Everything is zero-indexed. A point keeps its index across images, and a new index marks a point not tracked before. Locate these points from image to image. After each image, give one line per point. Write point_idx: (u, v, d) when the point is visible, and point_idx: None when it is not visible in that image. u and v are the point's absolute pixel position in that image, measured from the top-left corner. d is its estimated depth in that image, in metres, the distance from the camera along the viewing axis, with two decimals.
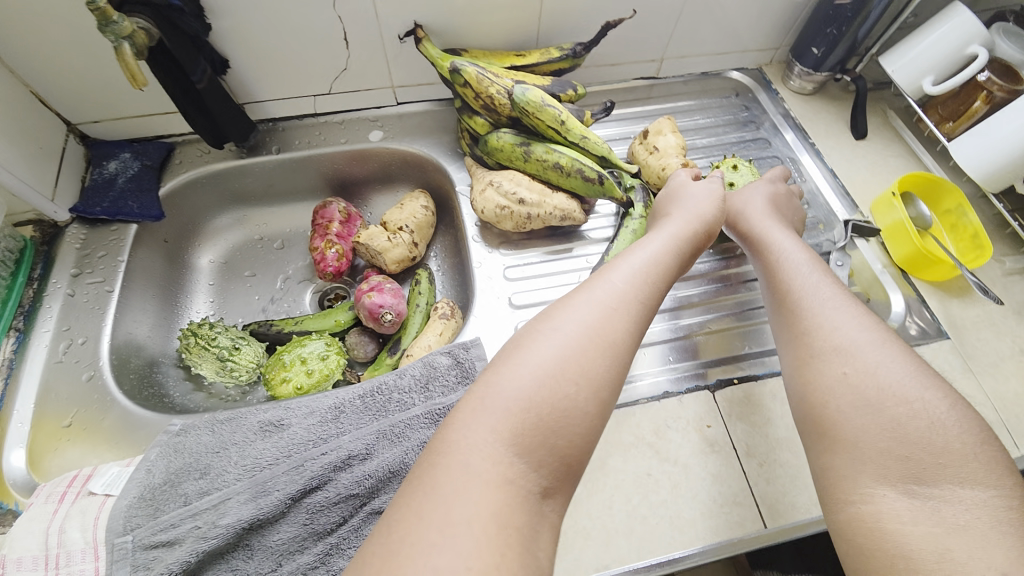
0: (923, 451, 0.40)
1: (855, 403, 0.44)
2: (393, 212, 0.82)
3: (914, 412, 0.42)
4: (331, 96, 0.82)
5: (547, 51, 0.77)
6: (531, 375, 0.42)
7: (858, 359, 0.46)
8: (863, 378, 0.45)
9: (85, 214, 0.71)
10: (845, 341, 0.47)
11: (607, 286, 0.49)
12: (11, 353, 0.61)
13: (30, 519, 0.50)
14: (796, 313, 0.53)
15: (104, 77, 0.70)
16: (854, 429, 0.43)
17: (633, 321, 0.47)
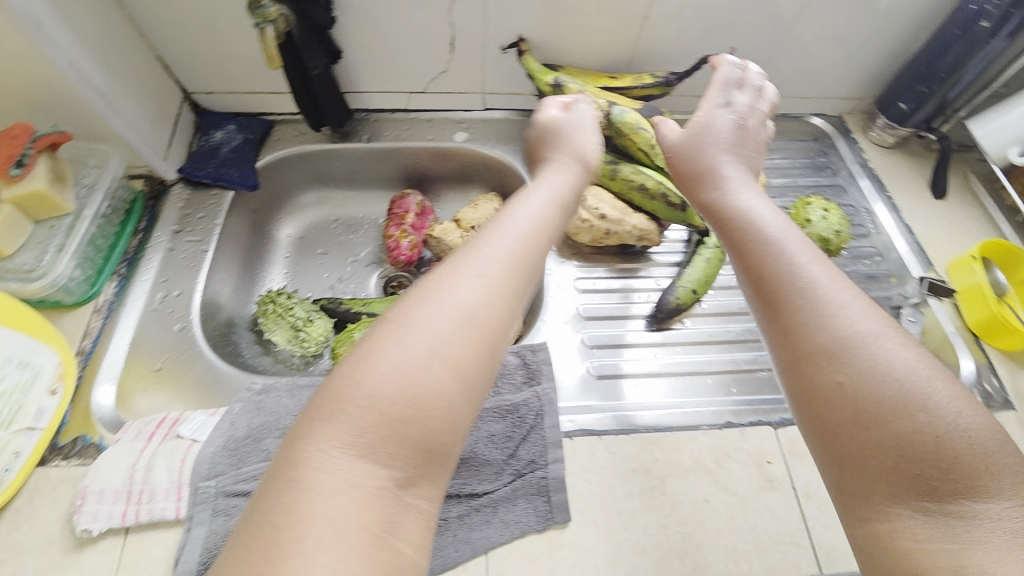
0: (937, 467, 0.33)
1: (850, 420, 0.36)
2: (467, 210, 0.85)
3: (926, 421, 0.34)
4: (425, 95, 0.85)
5: (641, 77, 0.78)
6: (387, 358, 0.34)
7: (855, 364, 0.37)
8: (862, 390, 0.36)
9: (190, 176, 0.76)
10: (831, 338, 0.38)
11: (472, 254, 0.41)
12: (112, 296, 0.65)
13: (117, 453, 0.53)
14: (771, 296, 0.42)
15: (225, 53, 0.74)
16: (860, 449, 0.35)
17: (502, 284, 0.40)
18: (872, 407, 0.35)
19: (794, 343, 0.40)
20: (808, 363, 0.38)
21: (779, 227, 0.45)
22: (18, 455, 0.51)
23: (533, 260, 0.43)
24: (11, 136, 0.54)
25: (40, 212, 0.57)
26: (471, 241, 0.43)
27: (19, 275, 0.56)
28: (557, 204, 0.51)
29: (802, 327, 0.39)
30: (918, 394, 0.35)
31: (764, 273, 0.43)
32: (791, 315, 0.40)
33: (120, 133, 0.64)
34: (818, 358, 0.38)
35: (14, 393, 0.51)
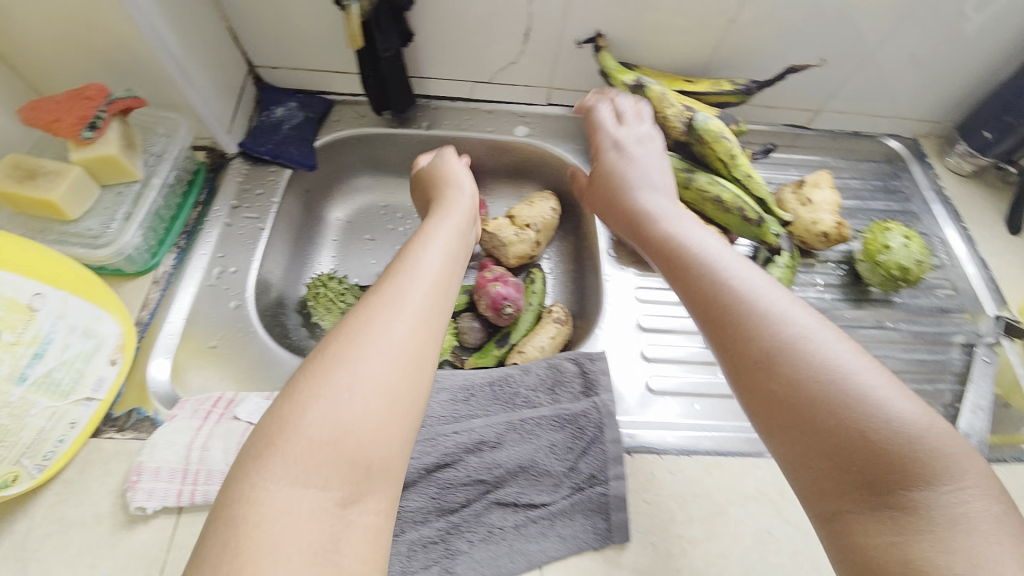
0: (876, 459, 0.33)
1: (795, 423, 0.37)
2: (522, 207, 0.82)
3: (861, 415, 0.34)
4: (490, 85, 0.82)
5: (719, 82, 0.74)
6: (322, 398, 0.36)
7: (786, 367, 0.38)
8: (798, 392, 0.37)
9: (250, 151, 0.74)
10: (769, 345, 0.40)
11: (395, 290, 0.44)
12: (170, 268, 0.64)
13: (173, 430, 0.52)
14: (716, 320, 0.44)
15: (295, 28, 0.72)
16: (807, 450, 0.36)
17: (427, 320, 0.43)
18: (814, 406, 0.36)
19: (736, 353, 0.42)
20: (749, 371, 0.40)
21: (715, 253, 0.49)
22: (74, 426, 0.48)
23: (447, 295, 0.47)
24: (85, 96, 0.52)
25: (106, 178, 0.55)
26: (396, 274, 0.46)
27: (85, 240, 0.54)
28: (453, 244, 0.55)
29: (739, 339, 0.42)
30: (854, 389, 0.36)
31: (701, 290, 0.46)
32: (730, 326, 0.43)
33: (189, 103, 0.63)
34: (761, 365, 0.40)
35: (77, 362, 0.47)
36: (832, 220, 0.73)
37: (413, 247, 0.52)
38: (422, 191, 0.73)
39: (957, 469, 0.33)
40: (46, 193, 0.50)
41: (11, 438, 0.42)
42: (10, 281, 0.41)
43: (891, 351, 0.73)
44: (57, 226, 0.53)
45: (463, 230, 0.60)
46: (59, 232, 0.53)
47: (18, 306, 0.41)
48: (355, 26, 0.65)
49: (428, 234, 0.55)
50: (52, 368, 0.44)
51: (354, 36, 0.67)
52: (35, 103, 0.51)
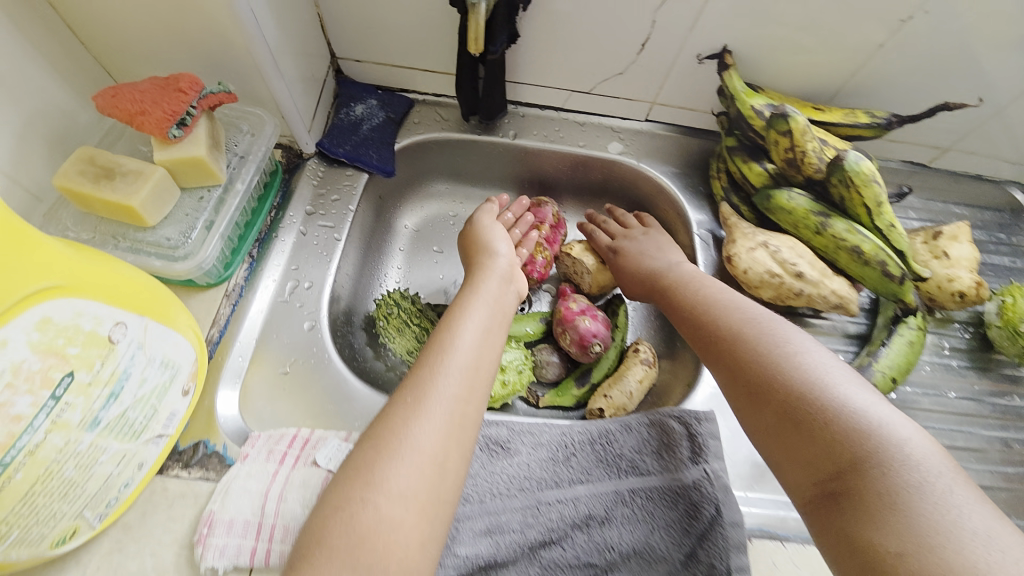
0: (829, 446, 0.38)
1: (769, 422, 0.42)
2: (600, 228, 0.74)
3: (815, 406, 0.40)
4: (587, 96, 0.75)
5: (854, 113, 0.66)
6: (354, 520, 0.36)
7: (756, 369, 0.44)
8: (760, 388, 0.43)
9: (328, 151, 0.68)
10: (744, 353, 0.46)
11: (430, 391, 0.43)
12: (242, 280, 0.58)
13: (247, 474, 0.46)
14: (731, 356, 0.47)
15: (390, 20, 0.65)
16: (779, 443, 0.41)
17: (458, 428, 0.42)
18: (776, 399, 0.42)
19: (716, 363, 0.48)
20: (726, 376, 0.47)
21: (733, 301, 0.52)
22: (141, 467, 0.42)
23: (483, 386, 0.46)
24: (176, 88, 0.45)
25: (187, 179, 0.49)
26: (431, 362, 0.45)
27: (161, 249, 0.48)
28: (493, 317, 0.53)
29: (723, 353, 0.48)
30: (818, 383, 0.41)
31: (695, 314, 0.54)
32: (738, 356, 0.46)
33: (277, 98, 0.56)
34: (737, 370, 0.46)
35: (152, 398, 0.41)
36: (970, 279, 0.65)
37: (451, 318, 0.51)
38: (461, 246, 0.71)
39: (907, 452, 0.36)
40: (126, 197, 0.44)
41: (76, 491, 0.36)
42: (92, 310, 0.35)
43: (1018, 432, 0.65)
44: (131, 232, 0.47)
45: (501, 293, 0.57)
46: (133, 239, 0.47)
47: (98, 340, 0.35)
48: (480, 23, 0.56)
49: (467, 301, 0.54)
50: (127, 407, 0.38)
51: (477, 37, 0.57)
52: (116, 90, 0.45)
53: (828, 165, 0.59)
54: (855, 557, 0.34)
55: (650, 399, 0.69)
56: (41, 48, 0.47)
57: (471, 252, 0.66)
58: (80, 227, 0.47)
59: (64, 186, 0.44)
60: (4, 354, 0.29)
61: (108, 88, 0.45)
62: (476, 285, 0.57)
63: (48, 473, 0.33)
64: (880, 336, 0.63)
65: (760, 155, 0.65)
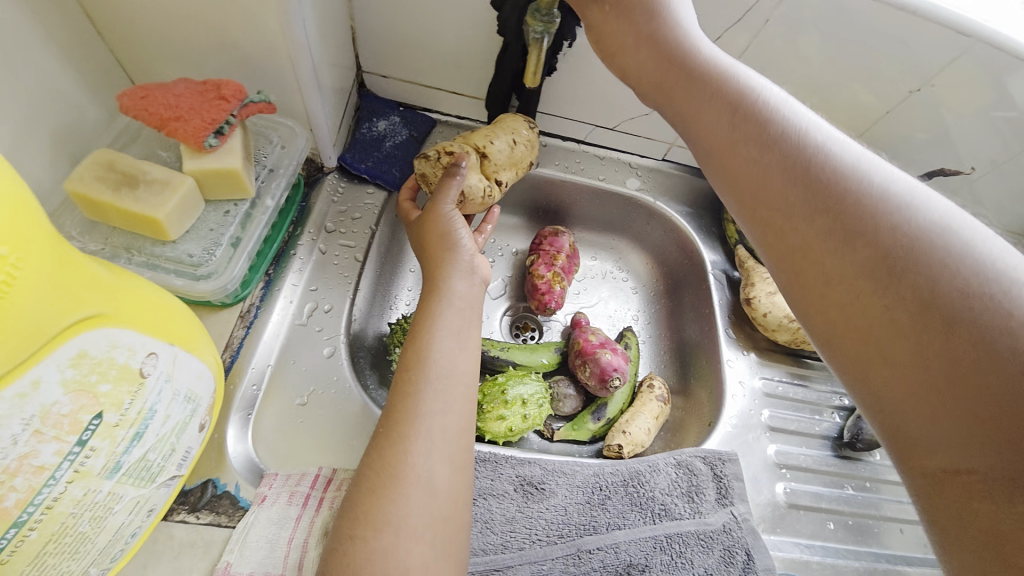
0: (978, 368, 0.27)
1: (908, 345, 0.30)
2: (494, 138, 0.60)
3: (995, 341, 0.27)
4: (611, 131, 0.73)
5: None
6: (372, 550, 0.37)
7: (895, 269, 0.31)
8: (904, 300, 0.30)
9: (349, 167, 0.64)
10: (850, 229, 0.33)
11: (411, 417, 0.42)
12: (257, 300, 0.54)
13: (267, 519, 0.42)
14: (846, 245, 0.33)
15: (425, 40, 0.62)
16: (879, 368, 0.31)
17: (446, 445, 0.42)
18: (895, 297, 0.31)
19: (816, 257, 0.35)
20: (838, 277, 0.33)
21: (840, 151, 0.36)
22: (150, 514, 0.37)
23: (466, 396, 0.45)
24: (219, 95, 0.43)
25: (214, 192, 0.45)
26: (424, 388, 0.44)
27: (181, 266, 0.43)
28: (462, 311, 0.49)
29: (808, 223, 0.35)
30: (966, 281, 0.29)
31: (756, 155, 0.38)
32: (866, 244, 0.32)
33: (312, 113, 0.53)
34: (873, 272, 0.32)
35: (171, 437, 0.36)
36: None
37: (421, 323, 0.48)
38: (412, 234, 0.57)
39: None
40: (151, 208, 0.40)
41: (85, 548, 0.32)
42: (127, 340, 0.30)
43: None
44: (148, 245, 0.43)
45: (468, 284, 0.52)
46: (148, 254, 0.43)
47: (129, 375, 0.30)
48: (538, 61, 0.53)
49: (431, 308, 0.49)
50: (148, 449, 0.34)
51: (532, 73, 0.55)
52: (147, 91, 0.41)
53: None
54: (975, 526, 0.27)
55: (664, 436, 0.68)
56: (60, 40, 0.42)
57: (433, 236, 0.54)
58: (88, 237, 0.42)
59: (77, 191, 0.39)
60: (33, 399, 0.25)
61: (136, 88, 0.42)
62: (441, 280, 0.51)
63: (61, 530, 0.29)
64: None
65: None
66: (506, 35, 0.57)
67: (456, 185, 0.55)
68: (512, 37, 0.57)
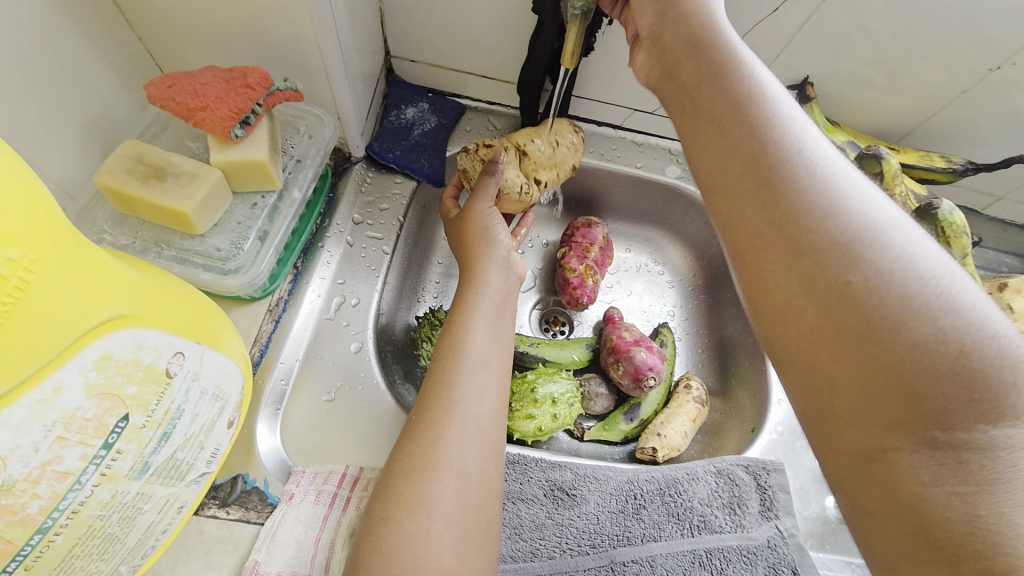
0: (909, 353, 0.27)
1: (841, 329, 0.28)
2: (536, 138, 0.57)
3: (923, 332, 0.27)
4: (650, 116, 0.69)
5: (929, 156, 0.61)
6: (406, 533, 0.36)
7: (834, 250, 0.29)
8: (839, 282, 0.29)
9: (377, 156, 0.62)
10: (811, 202, 0.30)
11: (447, 403, 0.41)
12: (286, 293, 0.53)
13: (296, 518, 0.42)
14: (790, 220, 0.30)
15: (456, 22, 0.59)
16: (820, 350, 0.29)
17: (480, 436, 0.41)
18: (842, 272, 0.29)
19: (758, 229, 0.32)
20: (776, 253, 0.31)
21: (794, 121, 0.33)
22: (181, 509, 0.37)
23: (499, 386, 0.44)
24: (244, 82, 0.41)
25: (241, 183, 0.44)
26: (451, 389, 0.42)
27: (209, 261, 0.43)
28: (496, 302, 0.48)
29: (770, 190, 0.31)
30: (903, 261, 0.28)
31: (720, 116, 0.34)
32: (810, 220, 0.30)
33: (339, 101, 0.51)
34: (813, 252, 0.30)
35: (200, 435, 0.35)
36: None
37: (457, 314, 0.47)
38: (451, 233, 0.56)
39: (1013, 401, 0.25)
40: (178, 202, 0.39)
41: (115, 546, 0.32)
42: (153, 340, 0.29)
43: None
44: (177, 239, 0.42)
45: (504, 278, 0.50)
46: (178, 248, 0.42)
47: (155, 375, 0.30)
48: (576, 40, 0.50)
49: (468, 302, 0.47)
50: (176, 448, 0.33)
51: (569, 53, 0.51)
52: (174, 80, 0.40)
53: (914, 211, 0.57)
54: (894, 507, 0.27)
55: (702, 440, 0.64)
56: (89, 30, 0.41)
57: (470, 233, 0.52)
58: (119, 231, 0.42)
59: (106, 185, 0.39)
60: (55, 405, 0.24)
61: (162, 77, 0.40)
62: (477, 273, 0.49)
63: (89, 531, 0.29)
64: None
65: None
66: (541, 14, 0.53)
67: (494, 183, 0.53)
68: (548, 16, 0.53)
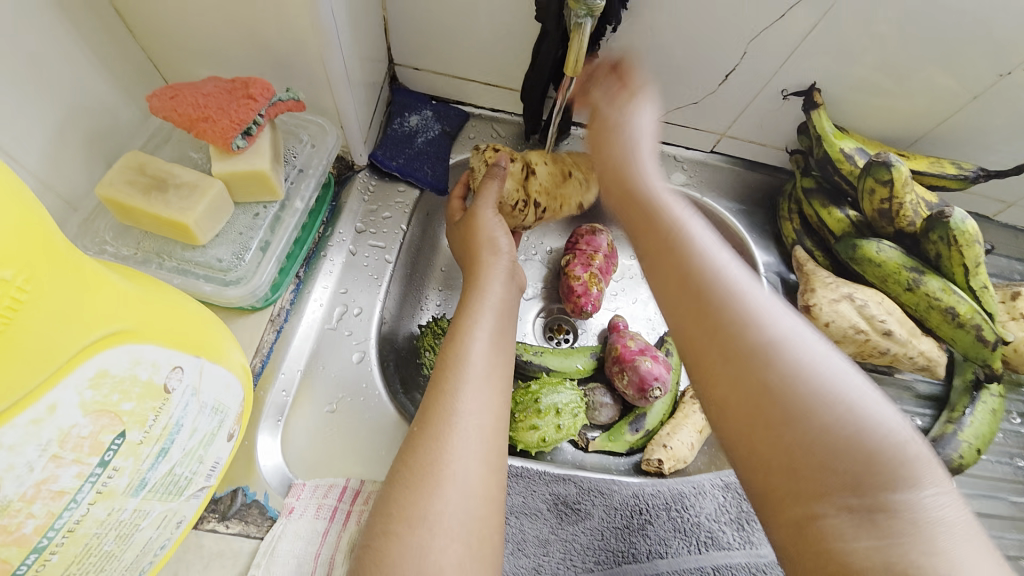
0: (805, 419, 0.30)
1: (749, 401, 0.32)
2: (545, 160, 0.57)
3: (816, 403, 0.30)
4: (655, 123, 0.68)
5: (939, 162, 0.61)
6: (409, 546, 0.35)
7: (738, 332, 0.34)
8: (743, 359, 0.33)
9: (380, 164, 0.62)
10: (735, 308, 0.34)
11: (450, 414, 0.40)
12: (288, 303, 0.52)
13: (295, 533, 0.42)
14: (704, 307, 0.35)
15: (459, 30, 0.59)
16: (756, 444, 0.31)
17: (483, 447, 0.40)
18: (744, 347, 0.33)
19: (682, 313, 0.36)
20: (695, 335, 0.35)
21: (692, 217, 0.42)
22: (179, 524, 0.37)
23: (501, 397, 0.44)
24: (246, 93, 0.41)
25: (243, 194, 0.44)
26: (453, 401, 0.41)
27: (211, 272, 0.43)
28: (500, 312, 0.48)
29: (701, 299, 0.36)
30: (794, 342, 0.33)
31: (638, 214, 0.44)
32: (718, 307, 0.35)
33: (341, 110, 0.51)
34: (723, 335, 0.34)
35: (199, 450, 0.35)
36: None
37: (460, 324, 0.46)
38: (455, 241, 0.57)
39: (904, 466, 0.27)
40: (179, 213, 0.39)
41: (113, 564, 0.31)
42: (151, 356, 0.29)
43: None
44: (178, 250, 0.42)
45: (507, 289, 0.51)
46: (179, 259, 0.42)
47: (153, 392, 0.29)
48: (581, 45, 0.49)
49: (472, 312, 0.47)
50: (173, 464, 0.33)
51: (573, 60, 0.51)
52: (176, 91, 0.40)
53: (925, 219, 0.56)
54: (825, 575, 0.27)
55: (708, 451, 0.63)
56: (91, 41, 0.41)
57: (473, 237, 0.53)
58: (121, 242, 0.42)
59: (108, 197, 0.38)
60: (50, 423, 0.24)
61: (164, 88, 0.40)
62: (480, 284, 0.50)
63: (85, 549, 0.29)
64: (962, 402, 0.59)
65: (841, 201, 0.62)
66: (546, 21, 0.52)
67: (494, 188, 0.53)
68: (552, 24, 0.52)
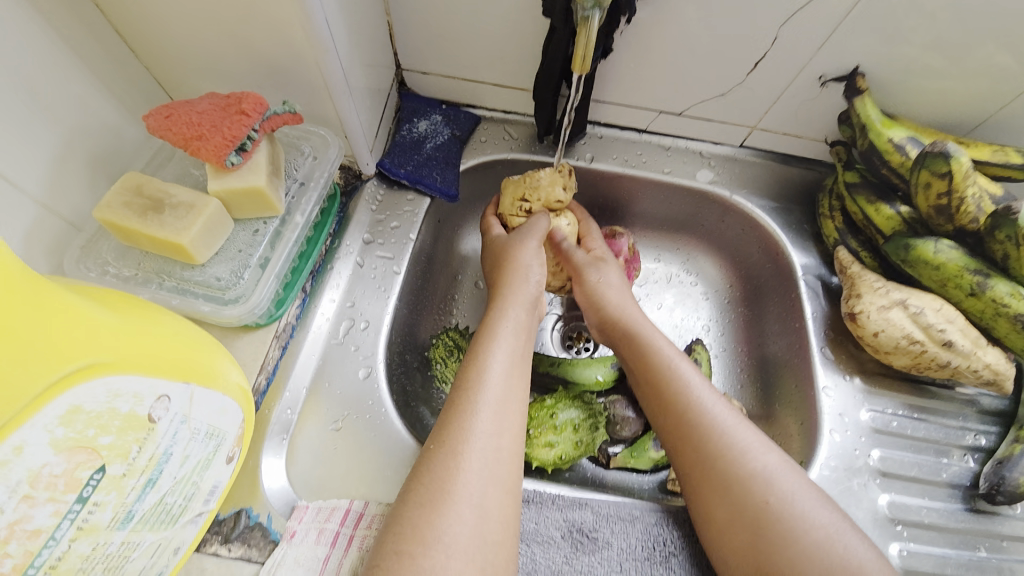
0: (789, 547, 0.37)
1: (744, 531, 0.39)
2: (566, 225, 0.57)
3: (797, 534, 0.38)
4: (677, 117, 0.63)
5: (1005, 149, 0.53)
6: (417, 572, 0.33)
7: (729, 472, 0.41)
8: (735, 495, 0.40)
9: (388, 172, 0.60)
10: (731, 448, 0.42)
11: (455, 434, 0.38)
12: (294, 319, 0.52)
13: (295, 560, 0.40)
14: (701, 450, 0.43)
15: (465, 30, 0.56)
16: (758, 566, 0.38)
17: (496, 469, 0.38)
18: (732, 486, 0.41)
19: (682, 454, 0.44)
20: (695, 473, 0.43)
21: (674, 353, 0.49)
22: (177, 551, 0.36)
23: (518, 419, 0.41)
24: (238, 109, 0.40)
25: (242, 211, 0.44)
26: (456, 424, 0.39)
27: (210, 291, 0.42)
28: (520, 334, 0.47)
29: (697, 445, 0.43)
30: (775, 481, 0.40)
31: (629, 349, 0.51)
32: (713, 449, 0.43)
33: (343, 118, 0.50)
34: (718, 476, 0.42)
35: (193, 476, 0.34)
36: None
37: (478, 346, 0.45)
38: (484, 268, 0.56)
39: None
40: (175, 234, 0.39)
41: None
42: (131, 387, 0.28)
43: None
44: (178, 269, 0.42)
45: (528, 317, 0.49)
46: (179, 278, 0.42)
47: (135, 423, 0.28)
48: (590, 41, 0.45)
49: (493, 329, 0.46)
50: (165, 493, 0.32)
51: (582, 55, 0.47)
52: (171, 110, 0.39)
53: (990, 215, 0.49)
54: None
55: None
56: (90, 63, 0.41)
57: (505, 262, 0.52)
58: (122, 263, 0.42)
59: (105, 219, 0.38)
60: (19, 464, 0.23)
61: (160, 107, 0.40)
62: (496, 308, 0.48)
63: None
64: None
65: (890, 195, 0.55)
66: (552, 16, 0.49)
67: (542, 224, 0.54)
68: (559, 19, 0.48)
